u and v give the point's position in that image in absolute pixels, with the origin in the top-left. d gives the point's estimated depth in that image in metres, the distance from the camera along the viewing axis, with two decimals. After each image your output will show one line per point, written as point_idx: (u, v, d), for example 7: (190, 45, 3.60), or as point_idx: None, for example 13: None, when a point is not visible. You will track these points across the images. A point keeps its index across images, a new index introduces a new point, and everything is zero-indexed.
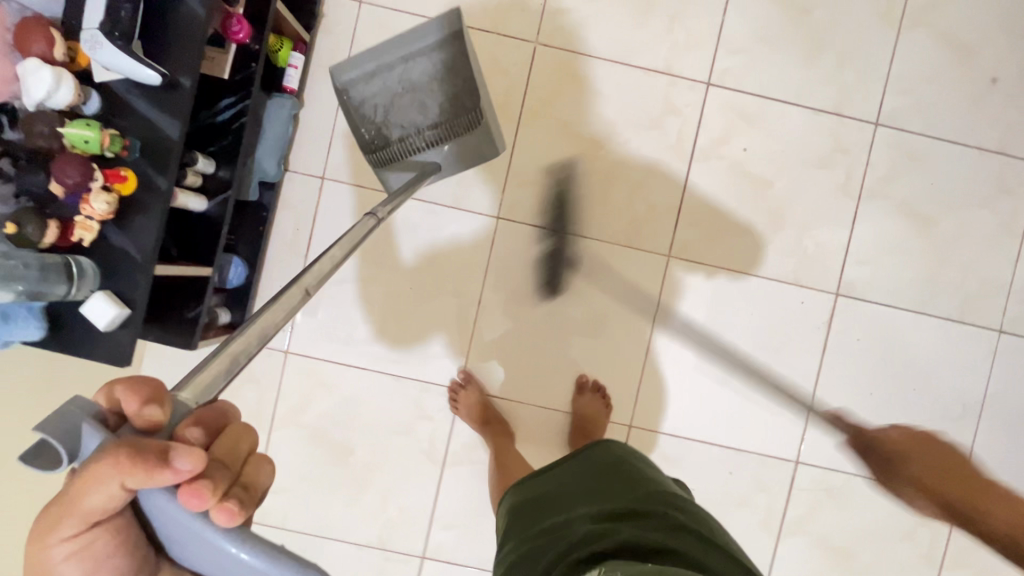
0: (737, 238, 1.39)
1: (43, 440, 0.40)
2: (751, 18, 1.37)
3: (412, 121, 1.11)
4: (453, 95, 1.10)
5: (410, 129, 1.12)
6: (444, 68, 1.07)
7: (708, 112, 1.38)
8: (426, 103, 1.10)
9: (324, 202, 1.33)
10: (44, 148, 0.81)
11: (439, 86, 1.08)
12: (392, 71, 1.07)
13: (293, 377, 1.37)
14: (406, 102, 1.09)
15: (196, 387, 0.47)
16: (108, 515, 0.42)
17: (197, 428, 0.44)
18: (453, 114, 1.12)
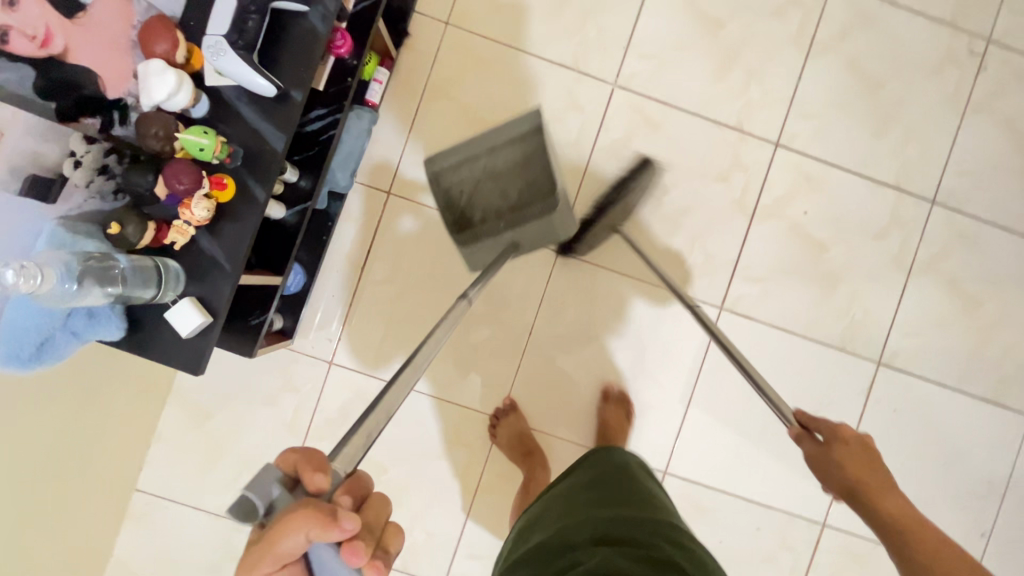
0: (789, 298, 1.41)
1: (243, 495, 0.46)
2: (824, 87, 1.41)
3: (492, 205, 0.97)
4: (532, 180, 0.96)
5: (490, 214, 0.97)
6: (528, 160, 0.96)
7: (774, 172, 1.41)
8: (506, 190, 0.96)
9: (387, 217, 1.34)
10: (154, 151, 0.79)
11: (520, 171, 0.96)
12: (477, 160, 0.95)
13: (335, 389, 1.35)
14: (488, 187, 0.96)
15: (344, 460, 0.53)
16: (293, 561, 0.46)
17: (349, 495, 0.50)
18: (532, 197, 0.97)
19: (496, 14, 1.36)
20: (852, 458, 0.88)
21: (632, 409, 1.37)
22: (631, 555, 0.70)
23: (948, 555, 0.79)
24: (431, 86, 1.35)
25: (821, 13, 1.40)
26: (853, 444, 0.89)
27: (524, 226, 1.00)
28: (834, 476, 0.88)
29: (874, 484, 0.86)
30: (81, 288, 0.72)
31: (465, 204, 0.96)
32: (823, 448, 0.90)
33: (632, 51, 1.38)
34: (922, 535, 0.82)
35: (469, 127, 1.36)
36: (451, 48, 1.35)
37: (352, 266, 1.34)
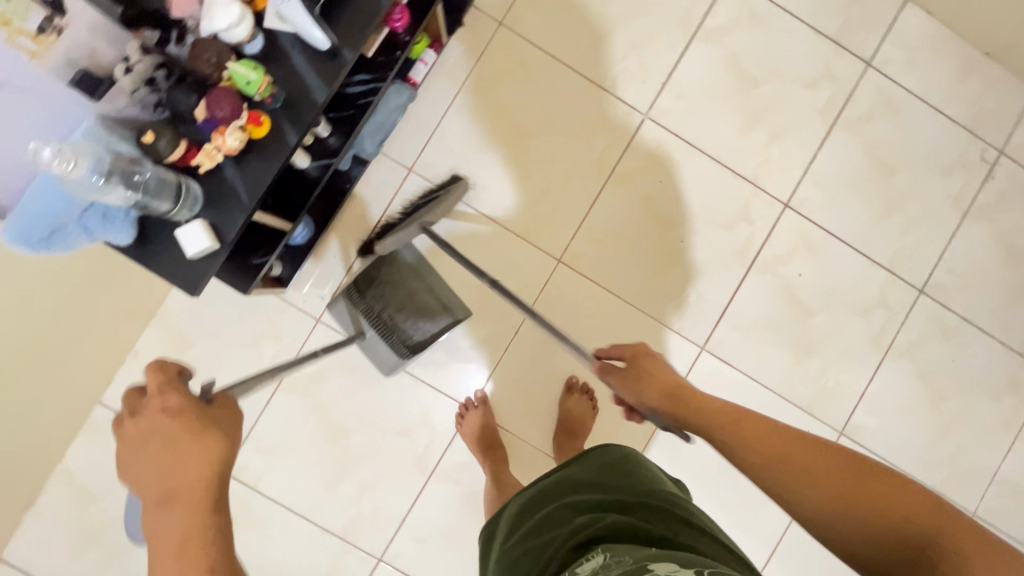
0: (768, 353, 1.46)
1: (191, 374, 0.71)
2: (840, 161, 1.47)
3: (388, 302, 1.31)
4: (422, 318, 1.32)
5: (381, 302, 1.31)
6: (437, 311, 1.33)
7: (778, 230, 1.46)
8: (398, 300, 1.31)
9: (403, 193, 1.38)
10: (202, 74, 0.83)
11: (422, 313, 1.32)
12: (417, 277, 1.34)
13: (316, 346, 1.37)
14: (399, 294, 1.31)
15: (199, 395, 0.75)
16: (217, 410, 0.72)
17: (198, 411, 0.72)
18: (408, 324, 1.31)
19: (548, 25, 1.41)
20: (667, 374, 0.95)
21: (596, 401, 1.39)
22: (636, 515, 0.91)
23: (780, 438, 0.76)
24: (473, 78, 1.39)
25: (851, 92, 1.46)
26: (659, 371, 0.95)
27: (383, 325, 1.30)
28: (648, 389, 0.93)
29: (682, 390, 0.91)
30: (107, 184, 0.75)
31: (378, 280, 1.31)
32: (625, 370, 0.98)
33: (668, 89, 1.44)
34: (750, 423, 0.80)
35: (500, 125, 1.41)
36: (500, 47, 1.40)
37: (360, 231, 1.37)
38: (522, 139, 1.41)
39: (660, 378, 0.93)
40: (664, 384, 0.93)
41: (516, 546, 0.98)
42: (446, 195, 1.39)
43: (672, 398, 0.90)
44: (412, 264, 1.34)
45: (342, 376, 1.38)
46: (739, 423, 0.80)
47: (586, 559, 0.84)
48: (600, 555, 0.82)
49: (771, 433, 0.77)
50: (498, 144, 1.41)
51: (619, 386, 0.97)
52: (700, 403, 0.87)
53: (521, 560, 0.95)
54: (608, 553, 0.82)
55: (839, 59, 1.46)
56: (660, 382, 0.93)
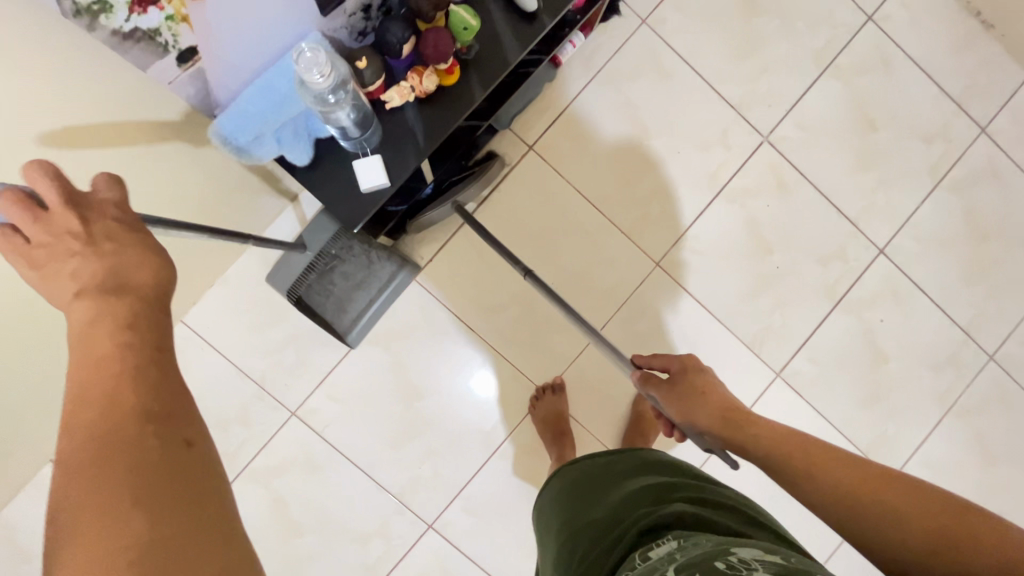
0: (837, 391, 1.48)
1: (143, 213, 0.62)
2: (940, 219, 1.50)
3: (353, 270, 1.30)
4: (338, 302, 1.32)
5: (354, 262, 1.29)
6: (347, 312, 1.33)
7: (870, 274, 1.48)
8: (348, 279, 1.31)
9: (520, 168, 1.38)
10: (418, 10, 0.81)
11: (342, 300, 1.32)
12: (378, 292, 1.34)
13: (406, 304, 1.37)
14: (361, 278, 1.32)
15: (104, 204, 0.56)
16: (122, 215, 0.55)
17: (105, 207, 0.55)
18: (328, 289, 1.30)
19: (690, 33, 1.42)
20: (715, 396, 0.90)
21: None
22: (706, 506, 0.83)
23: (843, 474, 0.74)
24: (608, 70, 1.40)
25: (963, 154, 1.50)
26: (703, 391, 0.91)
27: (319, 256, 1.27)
28: (698, 410, 0.90)
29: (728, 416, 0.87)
30: (334, 104, 0.76)
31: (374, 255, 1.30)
32: (672, 387, 0.94)
33: (791, 116, 1.46)
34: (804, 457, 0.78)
35: (625, 121, 1.41)
36: (640, 45, 1.41)
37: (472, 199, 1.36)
38: (644, 138, 1.42)
39: (712, 398, 0.90)
40: (711, 409, 0.89)
41: (572, 522, 0.90)
42: (561, 180, 1.40)
43: (717, 424, 0.87)
44: (383, 275, 1.33)
45: (425, 338, 1.38)
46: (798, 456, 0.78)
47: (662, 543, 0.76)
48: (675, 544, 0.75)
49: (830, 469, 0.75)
50: (620, 139, 1.41)
51: (665, 403, 0.95)
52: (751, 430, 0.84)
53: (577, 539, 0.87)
54: (686, 541, 0.73)
55: (957, 119, 1.49)
56: (709, 404, 0.90)
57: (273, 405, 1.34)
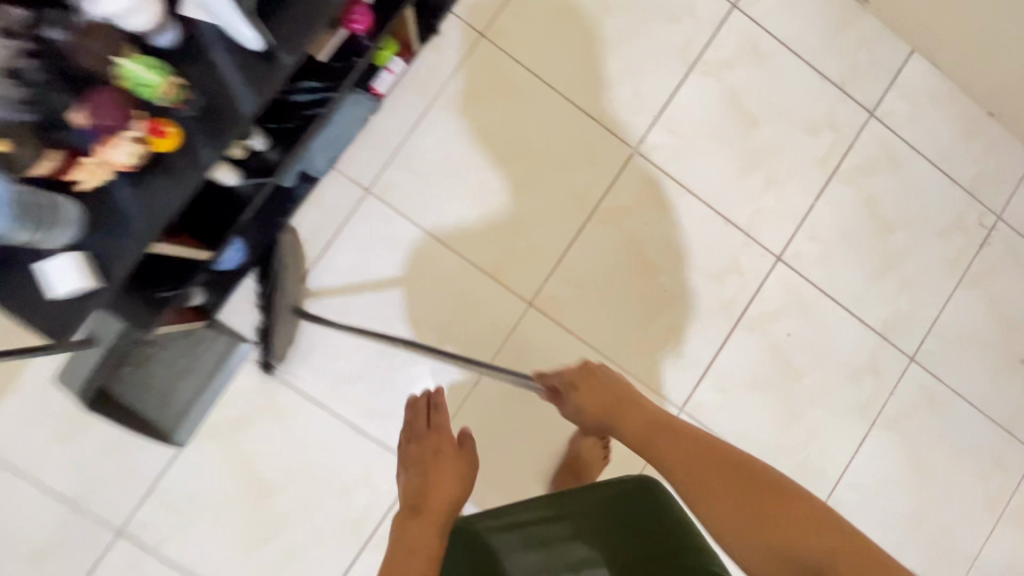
0: (750, 418, 1.33)
1: None
2: (839, 215, 1.36)
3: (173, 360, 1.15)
4: (158, 400, 1.14)
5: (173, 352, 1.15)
6: (168, 411, 1.14)
7: (770, 284, 1.34)
8: (167, 374, 1.15)
9: (358, 215, 1.21)
10: (87, 68, 0.65)
11: (163, 398, 1.14)
12: (205, 384, 1.16)
13: (244, 388, 1.18)
14: (183, 370, 1.15)
15: None
16: None
17: None
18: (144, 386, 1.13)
19: (536, 43, 1.27)
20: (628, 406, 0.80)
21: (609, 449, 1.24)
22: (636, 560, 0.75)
23: (795, 512, 0.62)
24: (446, 92, 1.24)
25: (853, 142, 1.37)
26: (644, 413, 0.78)
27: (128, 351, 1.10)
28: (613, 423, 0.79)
29: (642, 430, 0.76)
30: None
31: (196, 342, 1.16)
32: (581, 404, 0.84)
33: (661, 122, 1.31)
34: (715, 471, 0.67)
35: (474, 148, 1.25)
36: (479, 62, 1.25)
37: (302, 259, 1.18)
38: (498, 165, 1.26)
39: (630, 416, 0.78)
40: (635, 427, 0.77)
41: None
42: (407, 222, 1.23)
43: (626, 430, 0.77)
44: (210, 363, 1.16)
45: (268, 424, 1.19)
46: (703, 461, 0.68)
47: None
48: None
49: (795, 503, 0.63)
50: (471, 168, 1.25)
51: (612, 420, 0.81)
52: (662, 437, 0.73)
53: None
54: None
55: (842, 105, 1.36)
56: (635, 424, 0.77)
57: (94, 525, 1.14)
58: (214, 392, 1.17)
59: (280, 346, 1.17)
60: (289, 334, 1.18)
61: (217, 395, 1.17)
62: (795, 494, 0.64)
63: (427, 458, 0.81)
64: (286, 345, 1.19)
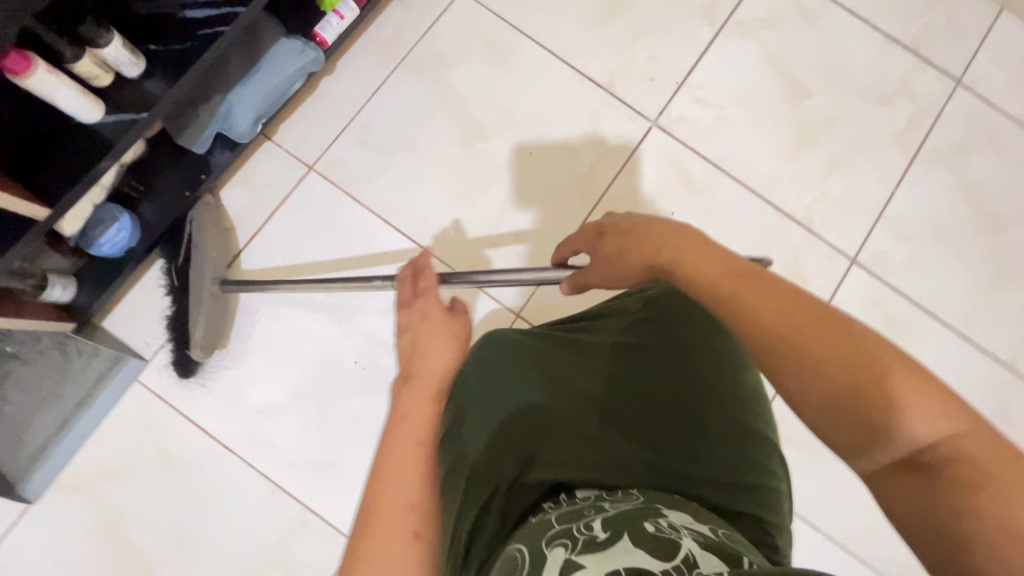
0: (833, 486, 0.93)
1: None
2: (930, 207, 1.03)
3: (34, 380, 0.86)
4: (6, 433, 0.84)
5: (36, 369, 0.86)
6: (15, 450, 0.84)
7: (844, 295, 0.99)
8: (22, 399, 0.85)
9: (296, 200, 0.95)
10: None
11: (12, 431, 0.84)
12: (71, 415, 0.86)
13: (123, 422, 0.87)
14: (46, 393, 0.86)
15: None
16: None
17: None
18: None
19: (527, 0, 1.04)
20: (689, 247, 0.52)
21: None
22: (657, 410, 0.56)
23: (927, 397, 0.40)
24: (416, 55, 1.01)
25: (939, 116, 1.06)
26: (710, 255, 0.50)
27: None
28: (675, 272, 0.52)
29: (705, 268, 0.50)
30: None
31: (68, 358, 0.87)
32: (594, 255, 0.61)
33: (685, 91, 1.04)
34: (803, 337, 0.43)
35: (449, 120, 1.00)
36: (458, 20, 1.03)
37: (223, 249, 0.90)
38: (479, 140, 1.00)
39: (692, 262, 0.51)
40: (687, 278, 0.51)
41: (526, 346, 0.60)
42: (359, 208, 0.96)
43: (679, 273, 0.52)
44: (80, 387, 0.86)
45: (151, 475, 0.86)
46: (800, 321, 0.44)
47: (608, 500, 0.46)
48: (632, 553, 0.36)
49: (935, 399, 0.39)
50: (444, 142, 0.99)
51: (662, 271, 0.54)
52: (735, 283, 0.48)
53: (482, 400, 0.55)
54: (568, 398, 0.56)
55: (917, 72, 1.07)
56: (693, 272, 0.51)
57: None
58: (83, 425, 0.86)
59: (197, 334, 0.84)
60: (211, 319, 0.85)
61: (84, 431, 0.86)
62: (935, 388, 0.40)
63: (413, 328, 0.63)
64: (210, 336, 0.86)
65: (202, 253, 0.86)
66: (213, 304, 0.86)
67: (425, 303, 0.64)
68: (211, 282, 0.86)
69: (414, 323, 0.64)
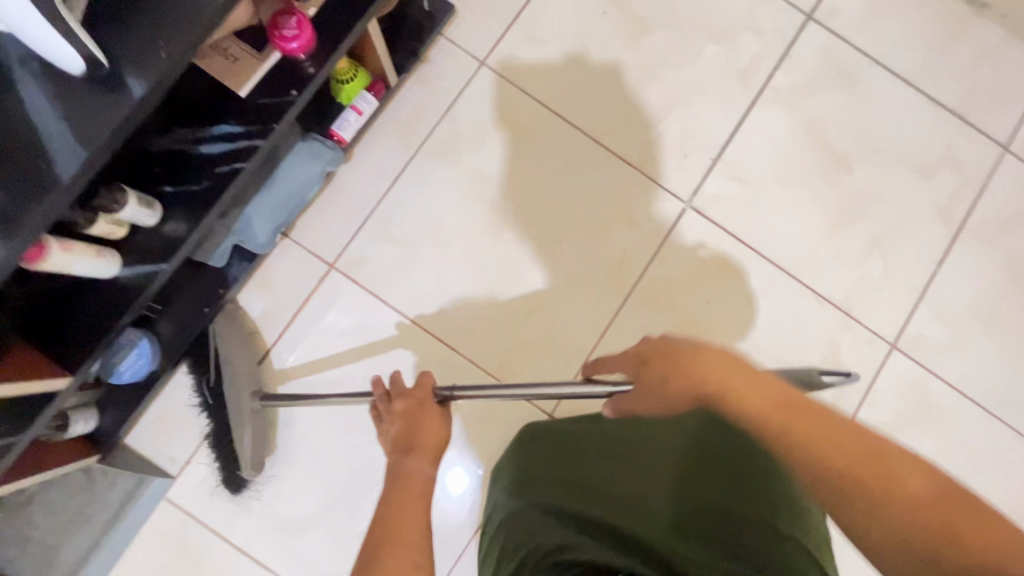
0: None
1: None
2: (972, 285, 0.99)
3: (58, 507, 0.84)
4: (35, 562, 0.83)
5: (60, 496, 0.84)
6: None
7: (884, 383, 0.97)
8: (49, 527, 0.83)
9: (319, 302, 0.91)
10: None
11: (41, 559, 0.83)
12: (99, 540, 0.84)
13: (155, 542, 0.85)
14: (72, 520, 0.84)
15: None
16: None
17: None
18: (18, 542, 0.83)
19: (552, 72, 0.98)
20: (742, 377, 0.47)
21: None
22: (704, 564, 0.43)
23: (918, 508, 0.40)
24: (437, 137, 0.96)
25: (984, 186, 1.01)
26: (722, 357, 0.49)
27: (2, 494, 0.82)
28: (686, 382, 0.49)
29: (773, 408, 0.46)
30: None
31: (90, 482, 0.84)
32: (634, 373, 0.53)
33: (720, 168, 0.99)
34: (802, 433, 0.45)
35: (475, 207, 0.95)
36: (480, 98, 0.97)
37: (249, 359, 0.85)
38: (507, 230, 0.95)
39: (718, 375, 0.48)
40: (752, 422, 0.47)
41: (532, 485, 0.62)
42: (385, 308, 0.92)
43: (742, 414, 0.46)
44: (106, 511, 0.84)
45: None
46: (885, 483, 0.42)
47: None
48: None
49: (967, 538, 0.38)
50: (471, 233, 0.95)
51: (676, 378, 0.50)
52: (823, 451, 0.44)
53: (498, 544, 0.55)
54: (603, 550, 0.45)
55: (962, 139, 1.02)
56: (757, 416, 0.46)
57: None
58: (113, 547, 0.84)
59: (245, 457, 0.82)
60: (255, 435, 0.83)
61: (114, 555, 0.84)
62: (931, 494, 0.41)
63: (408, 414, 0.68)
64: (257, 452, 0.84)
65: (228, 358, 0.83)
66: (254, 422, 0.84)
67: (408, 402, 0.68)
68: (248, 397, 0.83)
69: (408, 410, 0.69)
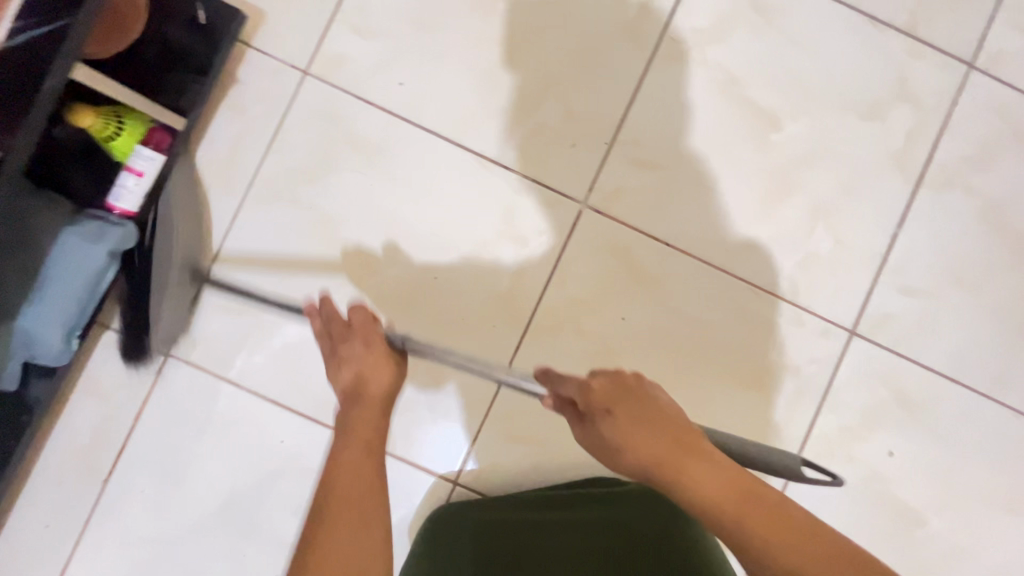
0: None
1: None
2: (944, 243, 0.82)
3: None
4: None
5: None
6: None
7: (845, 376, 0.81)
8: None
9: (161, 398, 0.77)
10: None
11: None
12: None
13: None
14: None
15: None
16: None
17: None
18: None
19: (395, 71, 0.80)
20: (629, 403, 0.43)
21: None
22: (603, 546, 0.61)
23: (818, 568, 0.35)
24: (267, 175, 0.78)
25: (949, 118, 0.82)
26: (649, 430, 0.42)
27: None
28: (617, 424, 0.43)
29: (716, 494, 0.39)
30: None
31: None
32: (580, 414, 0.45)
33: (619, 151, 0.81)
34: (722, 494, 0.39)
35: (326, 252, 0.79)
36: (311, 117, 0.79)
37: (196, 226, 0.77)
38: (369, 275, 0.79)
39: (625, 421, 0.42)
40: (751, 538, 0.37)
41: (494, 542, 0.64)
42: (239, 390, 0.78)
43: (737, 537, 0.37)
44: None
45: None
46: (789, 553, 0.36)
47: None
48: None
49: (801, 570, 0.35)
50: (323, 283, 0.79)
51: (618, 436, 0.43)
52: (739, 510, 0.38)
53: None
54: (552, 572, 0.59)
55: (915, 63, 0.82)
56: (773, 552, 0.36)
57: None
58: None
59: (161, 329, 0.75)
60: (182, 301, 0.76)
61: None
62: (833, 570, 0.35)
63: (356, 360, 0.50)
64: (175, 326, 0.76)
65: (166, 242, 0.73)
66: (180, 293, 0.75)
67: (367, 329, 0.52)
68: (177, 273, 0.74)
69: (361, 353, 0.50)
